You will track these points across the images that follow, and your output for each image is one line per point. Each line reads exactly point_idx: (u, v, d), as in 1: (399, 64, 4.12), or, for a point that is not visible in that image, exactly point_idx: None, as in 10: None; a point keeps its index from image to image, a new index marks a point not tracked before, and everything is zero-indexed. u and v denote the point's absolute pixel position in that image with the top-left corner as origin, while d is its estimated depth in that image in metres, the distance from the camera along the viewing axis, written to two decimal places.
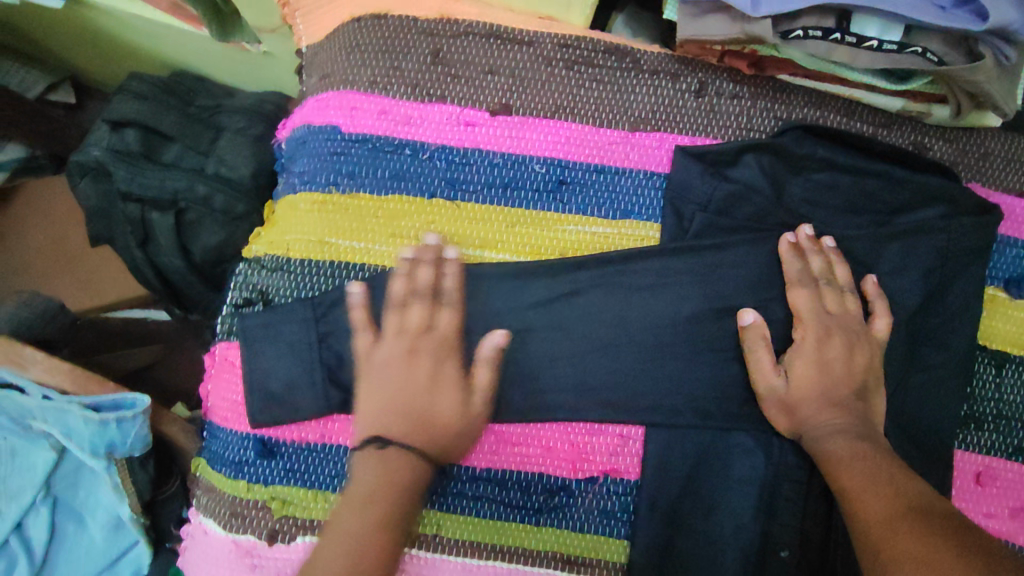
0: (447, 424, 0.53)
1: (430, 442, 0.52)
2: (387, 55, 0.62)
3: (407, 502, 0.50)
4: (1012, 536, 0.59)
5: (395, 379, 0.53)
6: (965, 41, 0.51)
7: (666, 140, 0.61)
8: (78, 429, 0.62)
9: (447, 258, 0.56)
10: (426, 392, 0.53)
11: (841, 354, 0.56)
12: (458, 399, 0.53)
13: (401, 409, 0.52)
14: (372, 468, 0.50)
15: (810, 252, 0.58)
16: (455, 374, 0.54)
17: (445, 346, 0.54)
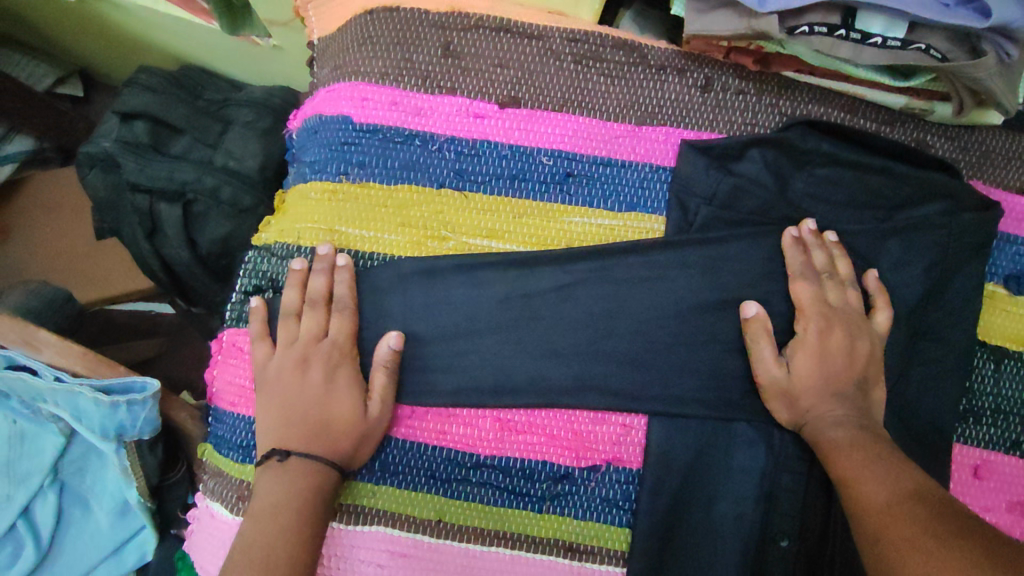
0: (344, 428, 0.54)
1: (323, 446, 0.53)
2: (397, 47, 0.62)
3: (311, 509, 0.51)
4: (1009, 530, 0.60)
5: (284, 388, 0.55)
6: (967, 38, 0.52)
7: (672, 135, 0.62)
8: (89, 411, 0.63)
9: (339, 265, 0.58)
10: (317, 398, 0.55)
11: (842, 346, 0.57)
12: (353, 401, 0.55)
13: (294, 416, 0.54)
14: (276, 479, 0.52)
15: (813, 246, 0.59)
16: (347, 378, 0.56)
17: (339, 353, 0.56)
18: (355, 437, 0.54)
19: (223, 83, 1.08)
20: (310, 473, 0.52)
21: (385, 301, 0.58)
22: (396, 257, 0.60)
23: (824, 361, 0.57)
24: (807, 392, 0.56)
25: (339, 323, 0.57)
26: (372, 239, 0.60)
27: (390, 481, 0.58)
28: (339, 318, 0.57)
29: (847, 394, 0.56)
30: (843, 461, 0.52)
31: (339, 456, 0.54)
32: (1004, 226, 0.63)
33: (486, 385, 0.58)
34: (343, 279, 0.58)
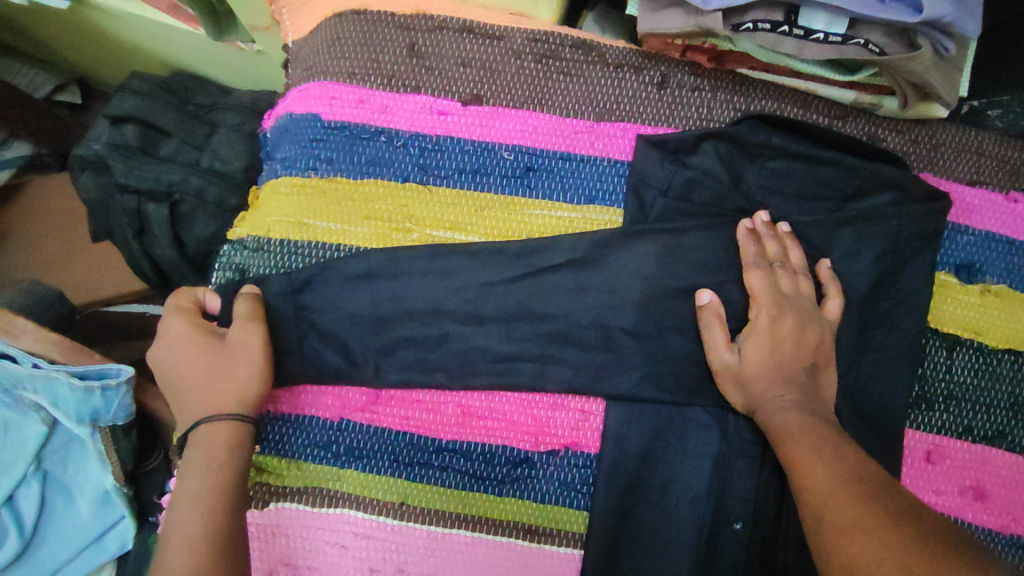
0: (209, 381, 0.54)
1: (208, 406, 0.54)
2: (365, 48, 0.65)
3: (212, 477, 0.51)
4: (961, 513, 0.61)
5: (161, 384, 0.56)
6: (905, 33, 0.54)
7: (630, 130, 0.65)
8: (65, 397, 0.65)
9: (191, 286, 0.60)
10: (176, 372, 0.55)
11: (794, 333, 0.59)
12: (200, 355, 0.55)
13: (176, 398, 0.56)
14: (181, 466, 0.53)
15: (765, 236, 0.61)
16: (193, 340, 0.56)
17: (180, 328, 0.56)
18: (230, 382, 0.54)
19: (212, 89, 1.11)
20: (201, 444, 0.53)
21: (350, 290, 0.60)
22: (363, 248, 0.62)
23: (777, 347, 0.58)
24: (759, 377, 0.57)
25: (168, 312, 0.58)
26: (340, 232, 0.62)
27: (356, 464, 0.59)
28: (179, 310, 0.57)
29: (799, 378, 0.57)
30: (790, 442, 0.54)
31: (221, 409, 0.54)
32: (953, 216, 0.65)
33: (448, 371, 0.60)
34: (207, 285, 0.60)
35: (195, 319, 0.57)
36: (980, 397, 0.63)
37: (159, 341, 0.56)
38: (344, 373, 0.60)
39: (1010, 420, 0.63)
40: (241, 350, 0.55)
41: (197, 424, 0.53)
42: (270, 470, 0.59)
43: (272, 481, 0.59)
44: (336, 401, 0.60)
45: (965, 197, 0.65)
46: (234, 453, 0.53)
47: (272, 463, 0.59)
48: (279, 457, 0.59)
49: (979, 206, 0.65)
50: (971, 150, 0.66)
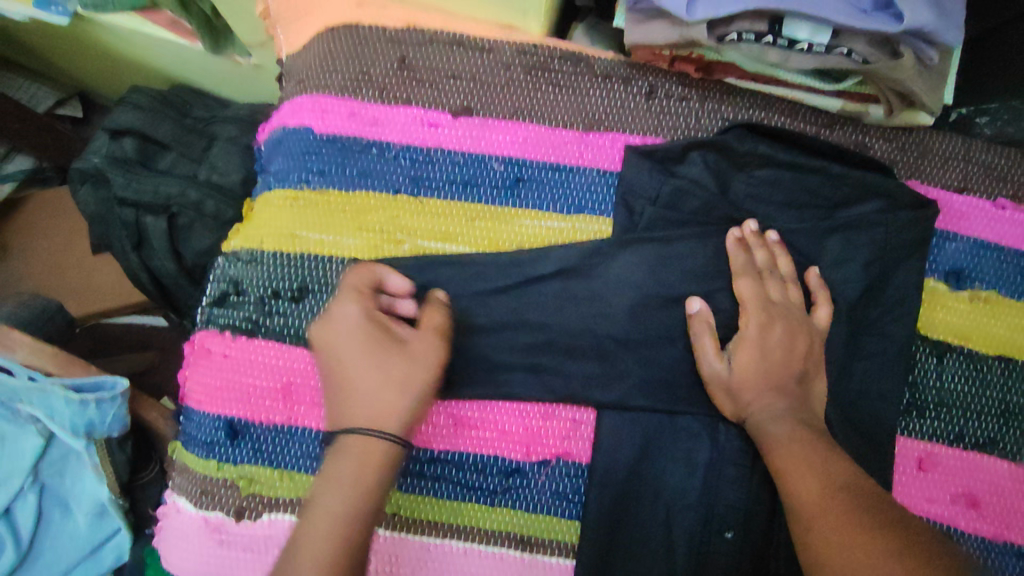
0: (377, 383, 0.51)
1: (375, 411, 0.50)
2: (356, 62, 0.66)
3: (355, 498, 0.47)
4: (953, 520, 0.61)
5: (322, 366, 0.53)
6: (889, 42, 0.55)
7: (619, 140, 0.65)
8: (59, 409, 0.66)
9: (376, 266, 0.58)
10: (342, 359, 0.52)
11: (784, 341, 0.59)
12: (372, 350, 0.52)
13: (331, 390, 0.52)
14: (324, 471, 0.49)
15: (754, 245, 0.61)
16: (367, 329, 0.53)
17: (361, 310, 0.53)
18: (405, 394, 0.51)
19: (211, 101, 1.12)
20: (353, 452, 0.49)
21: None
22: (354, 260, 0.62)
23: (766, 355, 0.58)
24: (748, 384, 0.58)
25: (345, 295, 0.54)
26: (331, 243, 0.63)
27: None
28: (358, 294, 0.54)
29: (788, 386, 0.57)
30: (779, 451, 0.54)
31: (382, 418, 0.50)
32: (942, 223, 0.65)
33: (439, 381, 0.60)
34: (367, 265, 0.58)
35: (373, 310, 0.54)
36: (971, 404, 0.63)
37: (335, 324, 0.53)
38: None
39: (1003, 427, 0.63)
40: (419, 360, 0.53)
41: (352, 428, 0.49)
42: (264, 482, 0.59)
43: (264, 492, 0.59)
44: None
45: (954, 204, 0.66)
46: (378, 477, 0.48)
47: (264, 474, 0.60)
48: (272, 468, 0.60)
49: (968, 213, 0.66)
50: (959, 158, 0.67)
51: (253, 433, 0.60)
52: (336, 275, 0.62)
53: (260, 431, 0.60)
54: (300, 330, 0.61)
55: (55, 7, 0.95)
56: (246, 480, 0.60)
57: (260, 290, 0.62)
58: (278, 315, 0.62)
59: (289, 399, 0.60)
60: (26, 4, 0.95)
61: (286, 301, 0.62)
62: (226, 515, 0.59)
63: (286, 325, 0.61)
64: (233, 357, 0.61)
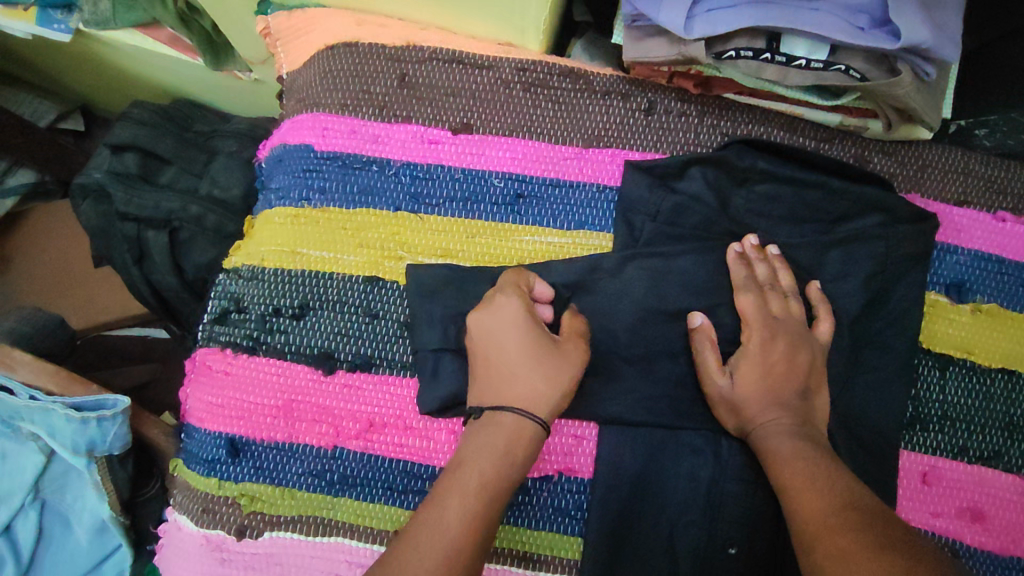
0: (532, 372, 0.53)
1: (533, 402, 0.52)
2: (356, 80, 0.66)
3: (500, 465, 0.50)
4: (958, 534, 0.61)
5: (474, 348, 0.55)
6: (886, 59, 0.55)
7: (618, 156, 0.66)
8: (61, 427, 0.65)
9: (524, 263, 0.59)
10: (498, 344, 0.54)
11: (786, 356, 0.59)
12: (533, 341, 0.53)
13: (484, 370, 0.54)
14: (472, 436, 0.52)
15: (755, 260, 0.61)
16: (524, 319, 0.54)
17: (517, 299, 0.55)
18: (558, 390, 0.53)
19: (212, 116, 1.13)
20: (502, 424, 0.51)
21: (343, 318, 0.61)
22: (355, 277, 0.62)
23: (768, 370, 0.58)
24: (750, 400, 0.57)
25: (509, 284, 0.56)
26: (333, 260, 0.63)
27: (350, 493, 0.59)
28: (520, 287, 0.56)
29: (791, 401, 0.57)
30: (782, 468, 0.53)
31: (533, 406, 0.52)
32: (942, 236, 0.65)
33: None
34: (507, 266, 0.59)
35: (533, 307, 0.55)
36: (974, 417, 0.62)
37: (502, 313, 0.54)
38: (339, 401, 0.60)
39: (1007, 440, 0.62)
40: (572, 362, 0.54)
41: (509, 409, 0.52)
42: (266, 500, 0.59)
43: (267, 510, 0.59)
44: (331, 429, 0.60)
45: (953, 217, 0.66)
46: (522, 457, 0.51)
47: (266, 491, 0.59)
48: (273, 486, 0.59)
49: (968, 225, 0.66)
50: (959, 170, 0.67)
51: (255, 450, 0.60)
52: (337, 292, 0.62)
53: (261, 448, 0.60)
54: (301, 347, 0.61)
55: (57, 25, 0.96)
56: (248, 497, 0.59)
57: (261, 308, 0.62)
58: (279, 333, 0.62)
59: (290, 416, 0.60)
60: (28, 23, 0.96)
61: (287, 318, 0.62)
62: (227, 533, 0.59)
63: (288, 342, 0.61)
64: (233, 374, 0.61)
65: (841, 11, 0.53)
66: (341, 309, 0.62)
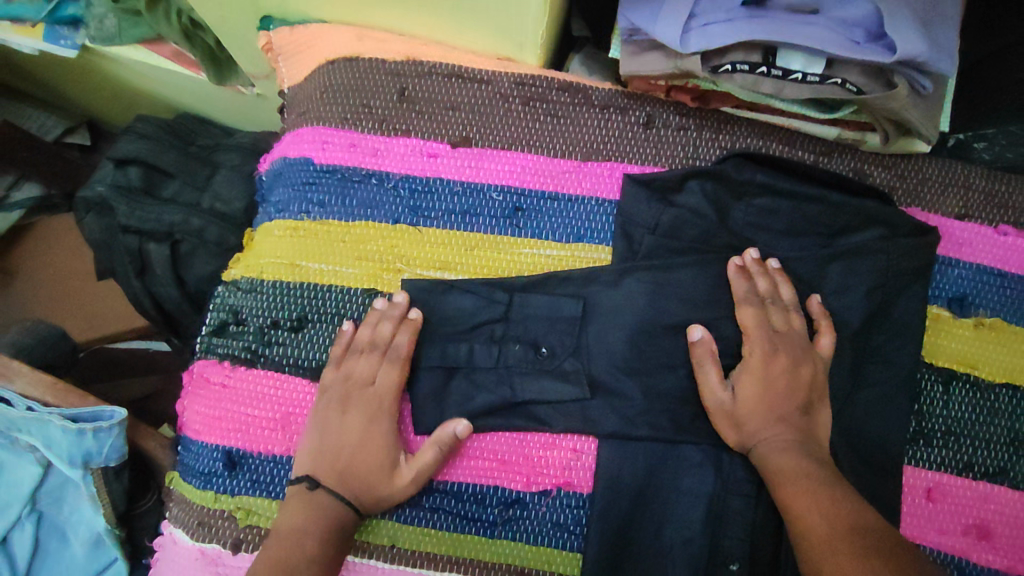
0: (367, 475, 0.56)
1: (350, 486, 0.56)
2: (357, 95, 0.67)
3: (322, 542, 0.53)
4: (964, 552, 0.60)
5: (328, 424, 0.58)
6: (881, 73, 0.55)
7: (617, 169, 0.66)
8: (58, 439, 0.62)
9: (397, 302, 0.60)
10: (354, 441, 0.57)
11: (787, 371, 0.58)
12: (370, 434, 0.57)
13: (327, 453, 0.57)
14: (298, 507, 0.55)
15: (755, 273, 0.61)
16: (383, 429, 0.58)
17: (382, 401, 0.58)
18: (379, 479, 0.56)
19: (215, 129, 1.14)
20: (329, 505, 0.55)
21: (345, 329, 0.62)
22: (354, 289, 0.62)
23: (769, 384, 0.58)
24: (752, 412, 0.57)
25: (348, 364, 0.59)
26: (332, 273, 0.63)
27: None
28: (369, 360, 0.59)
29: (792, 415, 0.57)
30: (783, 483, 0.53)
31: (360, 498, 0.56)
32: (943, 250, 0.65)
33: (438, 414, 0.60)
34: (388, 320, 0.59)
35: (381, 393, 0.58)
36: (979, 432, 0.62)
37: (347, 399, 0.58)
38: None
39: (1013, 456, 0.62)
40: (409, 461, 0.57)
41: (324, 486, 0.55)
42: (262, 513, 0.59)
43: (262, 524, 0.58)
44: None
45: (955, 231, 0.66)
46: (335, 524, 0.54)
47: (263, 505, 0.59)
48: (270, 499, 0.59)
49: (969, 239, 0.66)
50: (960, 184, 0.67)
51: (252, 463, 0.60)
52: (335, 305, 0.62)
53: (259, 461, 0.60)
54: (300, 360, 0.61)
55: (64, 41, 0.98)
56: (244, 511, 0.59)
57: (260, 320, 0.62)
58: (278, 345, 0.62)
59: (287, 429, 0.60)
60: (36, 39, 0.98)
61: (285, 330, 0.62)
62: (223, 547, 0.58)
63: (286, 355, 0.61)
64: (231, 387, 0.61)
65: (836, 25, 0.53)
66: (340, 322, 0.62)
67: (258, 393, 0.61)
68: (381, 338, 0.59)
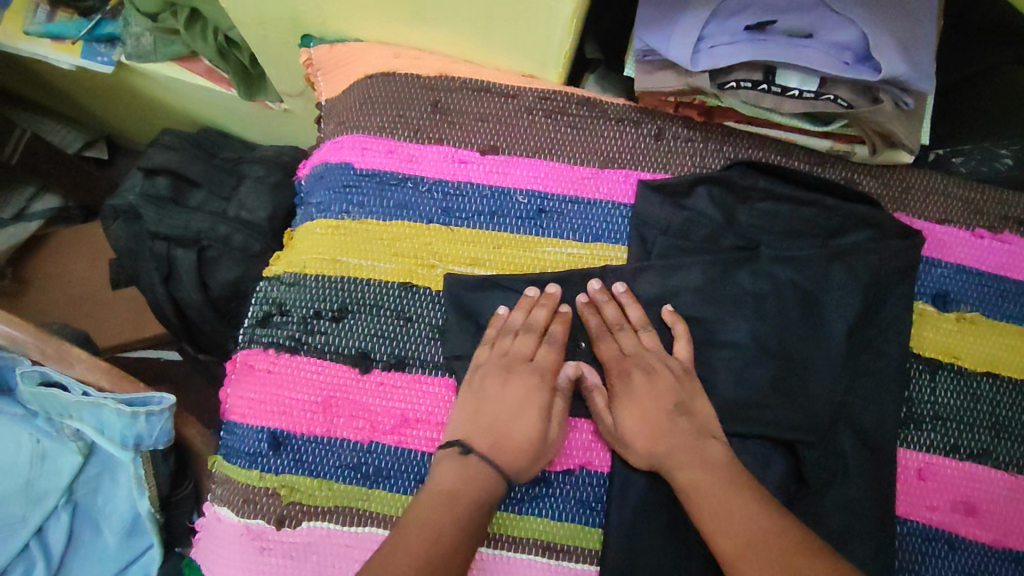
0: (521, 445, 0.59)
1: (501, 455, 0.59)
2: (393, 106, 0.73)
3: (477, 511, 0.56)
4: (953, 527, 0.65)
5: (486, 395, 0.62)
6: (869, 90, 0.62)
7: (631, 176, 0.72)
8: (112, 422, 0.67)
9: (550, 292, 0.66)
10: (510, 411, 0.61)
11: (656, 392, 0.62)
12: (534, 407, 0.61)
13: (487, 422, 0.61)
14: (454, 470, 0.58)
15: (602, 302, 0.66)
16: (541, 400, 0.62)
17: (543, 377, 0.63)
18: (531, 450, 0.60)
19: (237, 143, 1.20)
20: (484, 474, 0.58)
21: (377, 320, 0.66)
22: (391, 283, 0.68)
23: (638, 400, 0.62)
24: (639, 430, 0.61)
25: (512, 343, 0.64)
26: (370, 268, 0.68)
27: (384, 485, 0.62)
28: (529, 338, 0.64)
29: (667, 422, 0.61)
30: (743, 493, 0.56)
31: (514, 467, 0.59)
32: (926, 251, 0.72)
33: None
34: (542, 308, 0.65)
35: (541, 371, 0.63)
36: (963, 417, 0.67)
37: (511, 374, 0.63)
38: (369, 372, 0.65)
39: (995, 439, 0.67)
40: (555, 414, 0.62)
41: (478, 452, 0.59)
42: (304, 491, 0.62)
43: (304, 501, 0.62)
44: (366, 424, 0.64)
45: (937, 234, 0.72)
46: (486, 495, 0.57)
47: (305, 483, 0.63)
48: (312, 477, 0.63)
49: (950, 242, 0.72)
50: (941, 192, 0.74)
51: (295, 444, 0.64)
52: (374, 297, 0.67)
53: (302, 442, 0.64)
54: (341, 348, 0.66)
55: (101, 58, 1.04)
56: (287, 488, 0.63)
57: (303, 311, 0.67)
58: (320, 333, 0.66)
59: (329, 412, 0.64)
60: (74, 55, 1.03)
61: (326, 320, 0.66)
62: (267, 522, 0.62)
63: (327, 343, 0.66)
64: (276, 372, 0.65)
65: (828, 48, 0.60)
66: (378, 312, 0.67)
67: (301, 379, 0.65)
68: (541, 323, 0.65)
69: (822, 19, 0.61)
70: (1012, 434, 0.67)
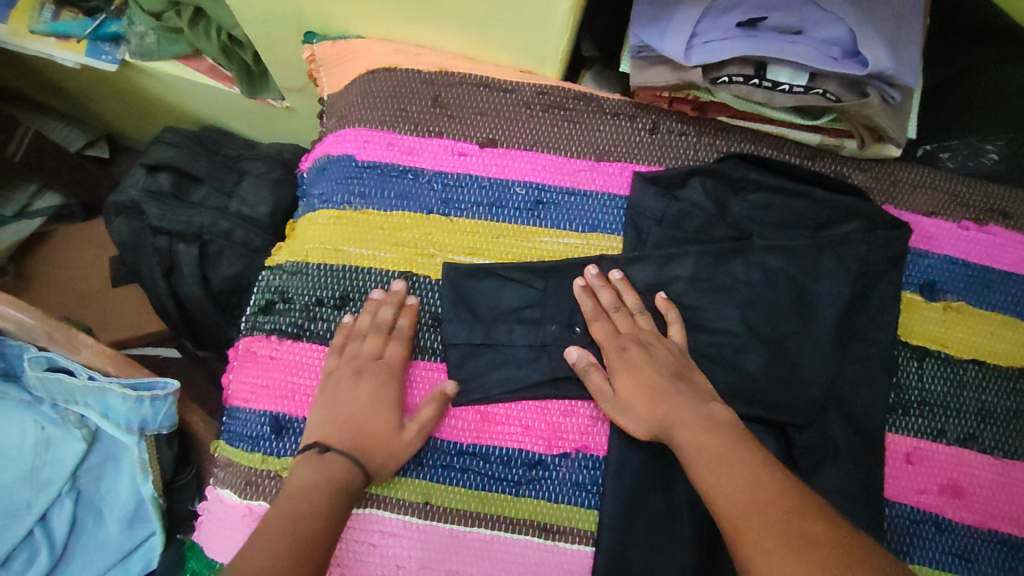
0: (376, 440, 0.61)
1: (353, 451, 0.60)
2: (394, 100, 0.75)
3: (335, 502, 0.56)
4: (940, 509, 0.66)
5: (338, 394, 0.63)
6: (857, 85, 0.64)
7: (627, 168, 0.74)
8: (117, 406, 0.68)
9: (408, 302, 0.67)
10: (362, 408, 0.62)
11: (653, 367, 0.62)
12: (381, 404, 0.63)
13: (338, 418, 0.61)
14: (311, 468, 0.58)
15: (600, 288, 0.67)
16: (390, 398, 0.63)
17: (391, 372, 0.64)
18: (376, 445, 0.61)
19: (238, 141, 1.21)
20: (343, 467, 0.58)
21: None
22: (392, 271, 0.69)
23: (634, 372, 0.62)
24: (636, 403, 0.61)
25: (359, 342, 0.65)
26: (371, 256, 0.69)
27: None
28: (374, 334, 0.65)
29: (669, 386, 0.61)
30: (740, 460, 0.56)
31: (366, 461, 0.60)
32: (914, 243, 0.74)
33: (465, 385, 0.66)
34: (388, 306, 0.66)
35: (379, 369, 0.64)
36: (950, 403, 0.69)
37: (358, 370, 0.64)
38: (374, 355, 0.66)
39: (981, 424, 0.69)
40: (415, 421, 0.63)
41: (331, 449, 0.59)
42: None
43: None
44: None
45: (924, 226, 0.74)
46: (344, 489, 0.57)
47: None
48: None
49: (937, 233, 0.74)
50: (928, 185, 0.76)
51: (297, 427, 0.65)
52: (375, 285, 0.69)
53: (303, 426, 0.65)
54: (343, 334, 0.67)
55: (105, 56, 1.05)
56: (289, 471, 0.64)
57: (305, 299, 0.68)
58: (323, 320, 0.68)
59: None
60: (79, 54, 1.05)
61: (329, 308, 0.68)
62: (269, 503, 0.63)
63: (330, 329, 0.67)
64: (279, 358, 0.67)
65: (816, 44, 0.62)
66: None
67: (305, 365, 0.66)
68: (389, 321, 0.66)
69: (811, 16, 0.63)
70: (998, 420, 0.69)
